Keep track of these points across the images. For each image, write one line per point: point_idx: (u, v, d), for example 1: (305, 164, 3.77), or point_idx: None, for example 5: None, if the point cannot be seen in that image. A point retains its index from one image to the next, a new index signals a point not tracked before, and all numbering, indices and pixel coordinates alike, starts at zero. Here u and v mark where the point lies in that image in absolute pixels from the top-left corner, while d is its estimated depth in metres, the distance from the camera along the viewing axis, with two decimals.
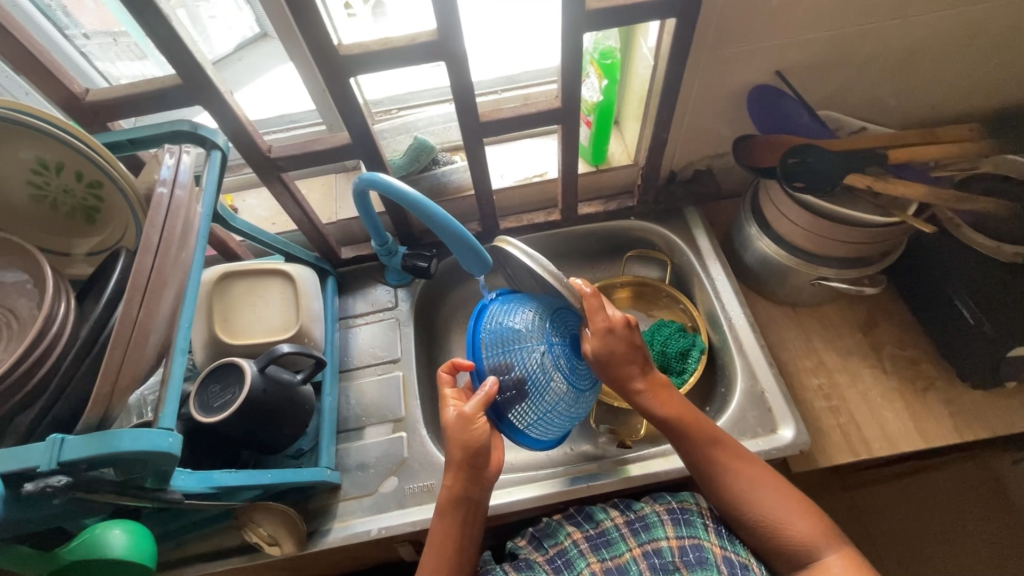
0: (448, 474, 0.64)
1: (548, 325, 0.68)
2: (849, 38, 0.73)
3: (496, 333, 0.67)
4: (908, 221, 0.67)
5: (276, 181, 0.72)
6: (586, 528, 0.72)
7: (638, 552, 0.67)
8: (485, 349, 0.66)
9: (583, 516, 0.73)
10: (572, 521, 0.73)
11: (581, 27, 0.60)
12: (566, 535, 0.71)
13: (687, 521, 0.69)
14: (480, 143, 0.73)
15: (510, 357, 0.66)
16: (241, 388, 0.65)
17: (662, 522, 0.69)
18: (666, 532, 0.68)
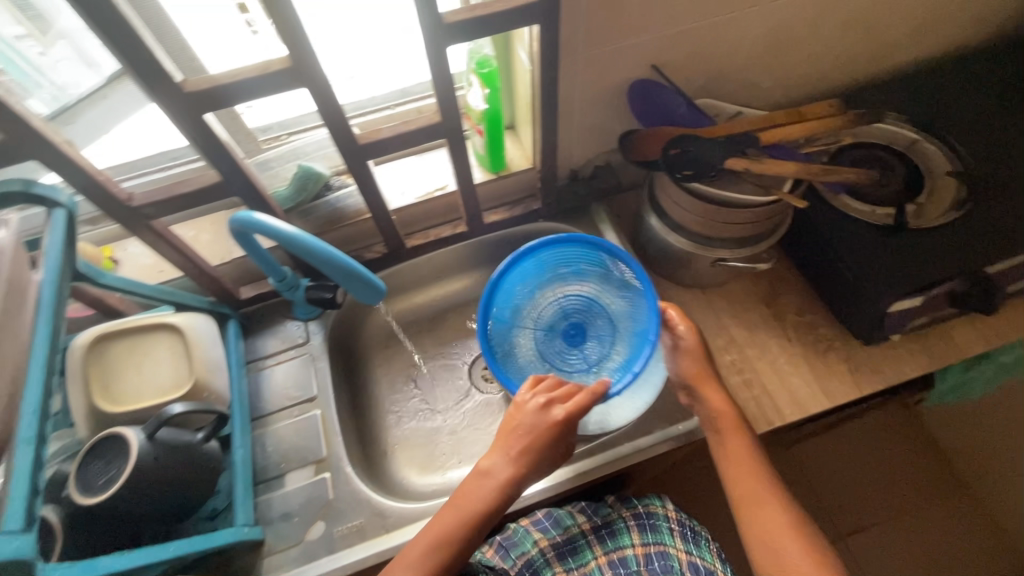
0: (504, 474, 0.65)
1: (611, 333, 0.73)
2: (712, 28, 0.76)
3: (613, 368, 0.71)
4: (784, 198, 0.71)
5: (146, 230, 0.67)
6: (554, 534, 0.71)
7: (604, 561, 0.68)
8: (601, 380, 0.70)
9: (550, 522, 0.72)
10: (539, 526, 0.71)
11: (443, 41, 0.59)
12: (533, 544, 0.70)
13: (653, 526, 0.70)
14: (365, 166, 0.71)
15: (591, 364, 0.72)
16: (127, 461, 0.59)
17: (628, 529, 0.70)
18: (630, 539, 0.69)
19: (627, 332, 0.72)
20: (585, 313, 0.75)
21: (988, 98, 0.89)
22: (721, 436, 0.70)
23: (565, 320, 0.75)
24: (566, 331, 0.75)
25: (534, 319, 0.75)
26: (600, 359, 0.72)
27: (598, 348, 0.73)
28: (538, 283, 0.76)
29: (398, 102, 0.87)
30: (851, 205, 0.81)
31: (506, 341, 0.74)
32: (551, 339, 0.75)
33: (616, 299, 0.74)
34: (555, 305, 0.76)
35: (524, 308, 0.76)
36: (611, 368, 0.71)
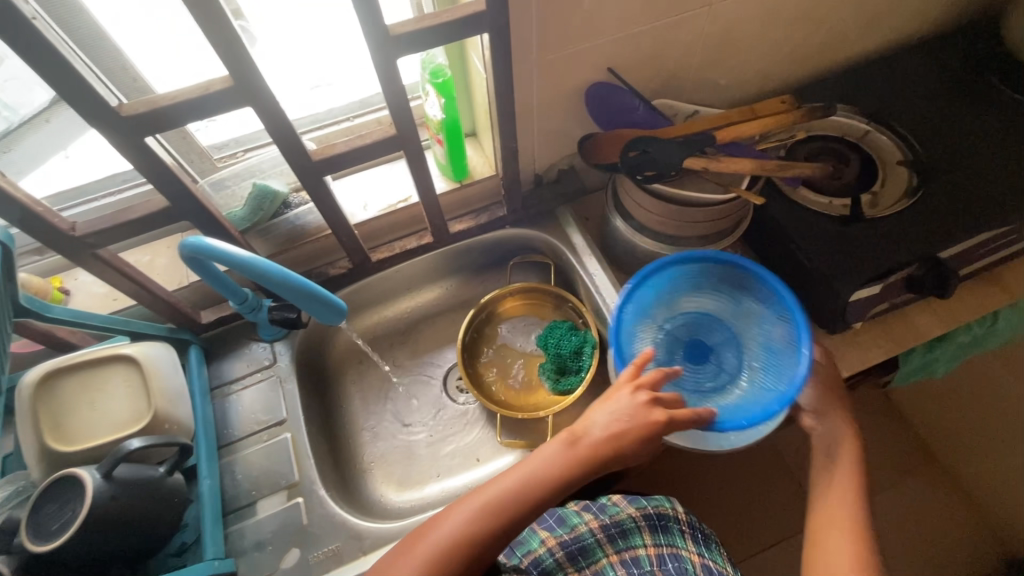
0: (577, 456, 0.61)
1: (766, 365, 0.75)
2: (664, 30, 0.76)
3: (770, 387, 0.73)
4: (742, 195, 0.72)
5: (92, 260, 0.64)
6: (560, 533, 0.71)
7: (615, 560, 0.67)
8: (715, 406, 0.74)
9: (555, 519, 0.73)
10: (544, 526, 0.72)
11: (392, 54, 0.58)
12: (539, 542, 0.70)
13: (664, 528, 0.70)
14: (321, 182, 0.69)
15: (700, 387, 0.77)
16: (81, 502, 0.57)
17: (639, 529, 0.69)
18: (642, 539, 0.68)
19: (748, 389, 0.75)
20: (733, 347, 0.80)
21: (935, 87, 0.91)
22: (832, 466, 0.69)
23: (712, 340, 0.81)
24: (689, 348, 0.80)
25: (662, 324, 0.81)
26: (708, 393, 0.76)
27: (711, 380, 0.77)
28: (704, 293, 0.82)
29: (360, 112, 0.87)
30: (808, 196, 0.84)
31: (637, 325, 0.79)
32: (669, 352, 0.79)
33: (756, 351, 0.77)
34: (721, 329, 0.81)
35: (688, 303, 0.82)
36: (718, 405, 0.74)
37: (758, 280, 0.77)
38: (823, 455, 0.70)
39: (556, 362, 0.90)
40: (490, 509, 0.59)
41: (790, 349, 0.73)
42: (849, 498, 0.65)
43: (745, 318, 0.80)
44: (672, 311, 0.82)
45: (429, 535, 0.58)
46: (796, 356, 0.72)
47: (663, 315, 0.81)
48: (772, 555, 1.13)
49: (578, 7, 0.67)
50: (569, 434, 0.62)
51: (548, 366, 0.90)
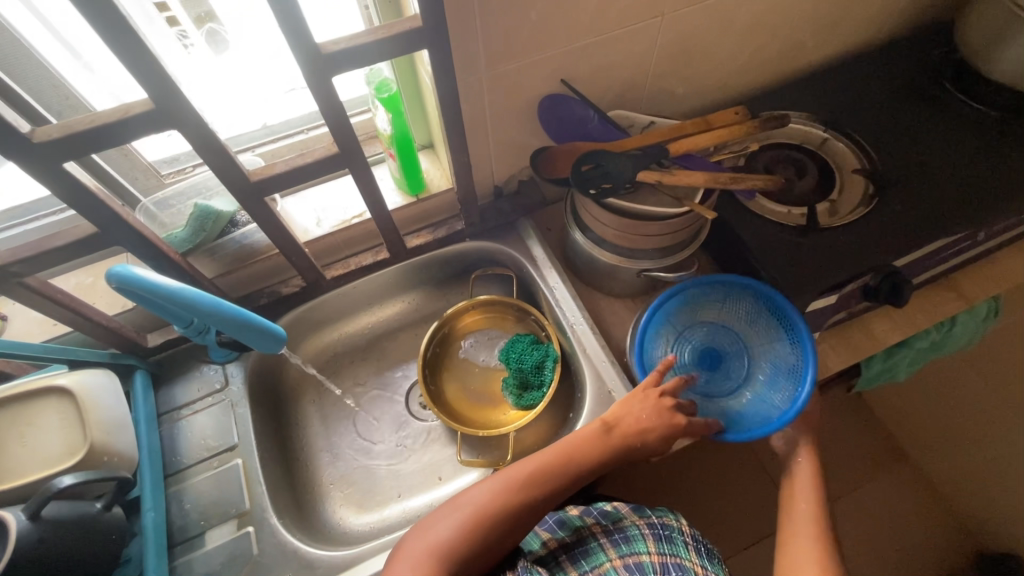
0: (610, 443, 0.68)
1: (771, 378, 0.79)
2: (615, 42, 0.75)
3: (769, 403, 0.77)
4: (695, 209, 0.72)
5: (19, 289, 0.62)
6: (562, 536, 0.73)
7: (618, 563, 0.67)
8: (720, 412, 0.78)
9: (556, 523, 0.75)
10: (547, 529, 0.75)
11: (328, 71, 0.56)
12: (540, 544, 0.73)
13: (668, 538, 0.71)
14: (264, 203, 0.67)
15: (708, 392, 0.81)
16: (4, 547, 0.54)
17: (644, 537, 0.70)
18: (648, 547, 0.69)
19: (754, 400, 0.79)
20: (744, 358, 0.83)
21: (892, 95, 0.91)
22: (794, 485, 0.72)
23: (728, 349, 0.84)
24: (702, 355, 0.84)
25: (680, 328, 0.85)
26: (718, 398, 0.80)
27: (721, 387, 0.81)
28: (725, 307, 0.85)
29: (314, 124, 0.86)
30: (768, 207, 0.83)
31: (659, 326, 0.84)
32: (685, 358, 0.83)
33: (766, 367, 0.81)
34: (735, 341, 0.84)
35: (710, 313, 0.85)
36: (722, 411, 0.78)
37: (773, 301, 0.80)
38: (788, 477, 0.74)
39: (519, 378, 0.89)
40: (525, 477, 0.64)
41: (799, 370, 0.77)
42: (810, 508, 0.68)
43: (758, 333, 0.83)
44: (695, 319, 0.85)
45: (473, 496, 0.63)
46: (799, 380, 0.76)
47: (683, 319, 0.85)
48: (745, 558, 1.13)
49: (524, 20, 0.66)
50: (600, 420, 0.69)
51: (509, 380, 0.89)
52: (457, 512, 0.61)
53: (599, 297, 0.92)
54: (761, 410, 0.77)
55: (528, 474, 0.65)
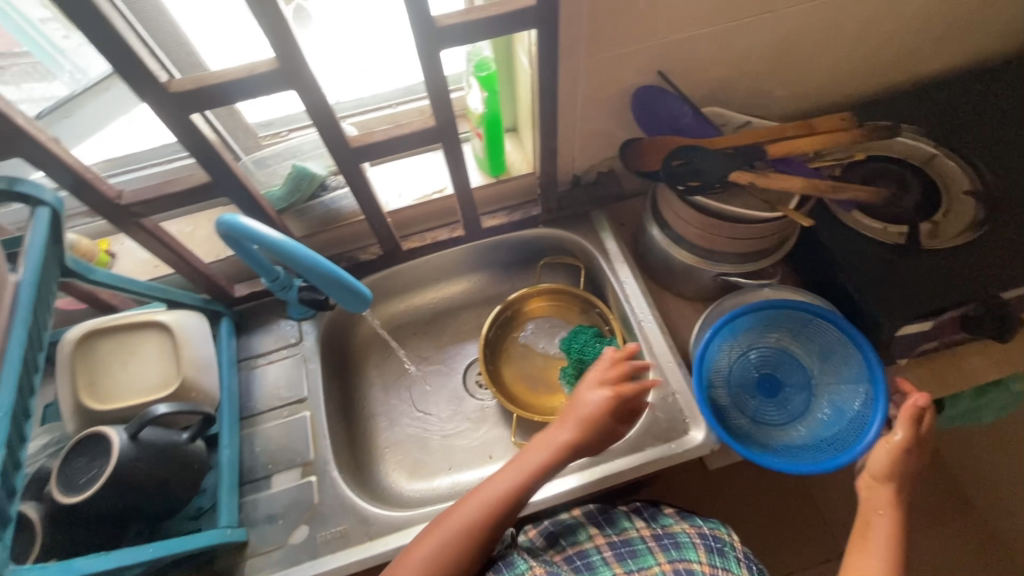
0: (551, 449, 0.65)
1: (829, 418, 0.76)
2: (720, 35, 0.73)
3: (822, 443, 0.74)
4: (789, 215, 0.69)
5: (135, 228, 0.66)
6: (609, 534, 0.72)
7: (668, 568, 0.65)
8: (771, 443, 0.75)
9: (605, 519, 0.74)
10: (594, 522, 0.73)
11: (438, 45, 0.57)
12: (588, 537, 0.71)
13: (719, 551, 0.69)
14: (358, 169, 0.69)
15: (760, 420, 0.78)
16: (108, 461, 0.59)
17: (694, 546, 0.68)
18: (697, 555, 0.67)
19: (807, 436, 0.75)
20: (805, 390, 0.79)
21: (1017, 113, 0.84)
22: (863, 533, 0.62)
23: (789, 378, 0.81)
24: (760, 381, 0.81)
25: (743, 348, 0.82)
26: (769, 427, 0.78)
27: (775, 414, 0.79)
28: (797, 335, 0.81)
29: (403, 100, 0.85)
30: (862, 220, 0.77)
31: (721, 343, 0.81)
32: (742, 379, 0.81)
33: (828, 406, 0.77)
34: (799, 370, 0.81)
35: (776, 337, 0.82)
36: (773, 440, 0.76)
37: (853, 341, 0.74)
38: (858, 531, 0.63)
39: (578, 368, 0.89)
40: (477, 515, 0.61)
41: (862, 416, 0.72)
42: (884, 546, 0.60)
43: (828, 368, 0.78)
44: (760, 341, 0.82)
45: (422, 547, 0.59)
46: (863, 426, 0.71)
47: (747, 338, 0.82)
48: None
49: (632, 6, 0.65)
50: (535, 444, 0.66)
51: (568, 370, 0.89)
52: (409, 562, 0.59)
53: (669, 297, 0.91)
54: (812, 448, 0.74)
55: (479, 507, 0.62)
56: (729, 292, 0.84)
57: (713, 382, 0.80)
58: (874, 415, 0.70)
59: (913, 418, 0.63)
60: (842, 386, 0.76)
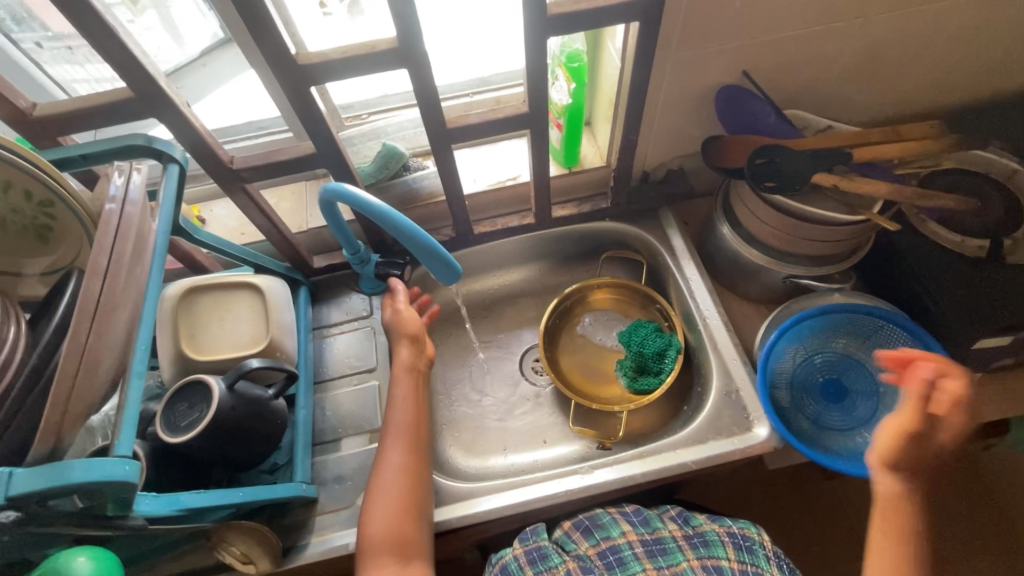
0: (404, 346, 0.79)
1: None
2: (810, 38, 0.74)
3: None
4: (872, 219, 0.69)
5: (239, 193, 0.71)
6: (642, 531, 0.70)
7: (696, 564, 0.65)
8: (837, 447, 0.75)
9: (638, 519, 0.72)
10: (626, 520, 0.72)
11: (545, 32, 0.60)
12: (620, 533, 0.70)
13: (748, 548, 0.67)
14: (448, 150, 0.72)
15: (824, 424, 0.78)
16: (208, 406, 0.63)
17: (723, 543, 0.67)
18: (726, 553, 0.66)
19: (873, 443, 0.75)
20: (871, 398, 0.79)
21: None
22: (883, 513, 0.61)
23: (855, 385, 0.80)
24: (824, 385, 0.81)
25: (806, 351, 0.82)
26: (834, 432, 0.77)
27: (839, 420, 0.78)
28: (865, 342, 0.81)
29: (478, 90, 0.92)
30: (941, 231, 0.76)
31: (786, 345, 0.81)
32: (806, 382, 0.81)
33: (894, 415, 0.76)
34: (865, 378, 0.80)
35: (842, 343, 0.82)
36: (839, 445, 0.76)
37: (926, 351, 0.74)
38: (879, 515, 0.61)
39: (637, 361, 0.89)
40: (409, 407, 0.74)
41: None
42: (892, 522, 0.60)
43: None
44: (825, 345, 0.82)
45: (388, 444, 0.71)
46: None
47: (812, 342, 0.82)
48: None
49: (729, 6, 0.66)
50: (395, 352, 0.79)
51: (627, 363, 0.90)
52: (388, 456, 0.70)
53: (733, 297, 0.91)
54: (880, 454, 0.73)
55: (407, 395, 0.75)
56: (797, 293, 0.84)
57: (777, 384, 0.80)
58: None
59: (927, 396, 0.57)
60: None
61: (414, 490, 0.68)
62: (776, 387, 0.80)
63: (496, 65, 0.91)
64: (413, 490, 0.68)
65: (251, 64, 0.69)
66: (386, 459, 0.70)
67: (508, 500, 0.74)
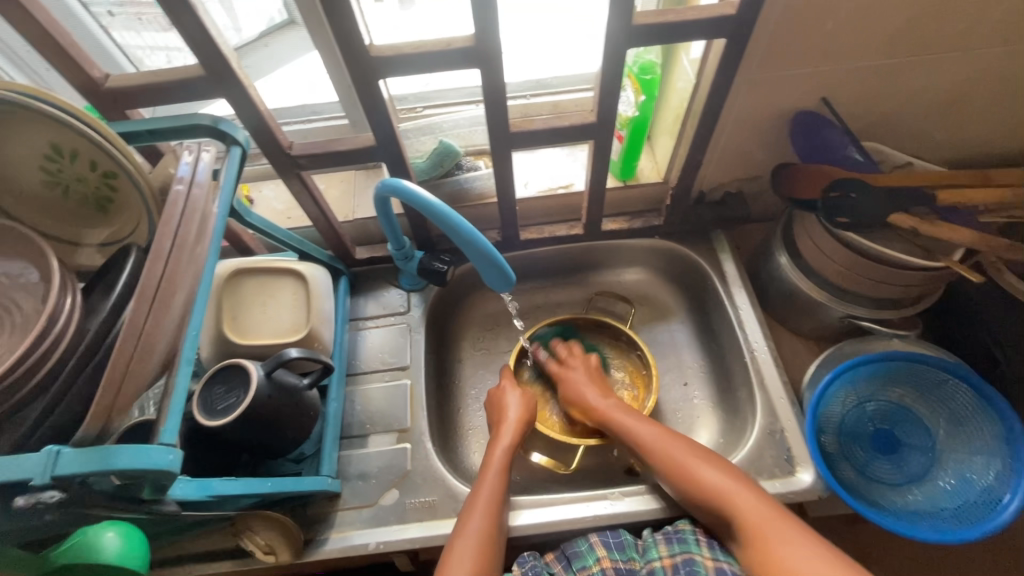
0: (510, 435, 0.75)
1: (953, 487, 0.71)
2: (902, 68, 0.69)
3: (942, 513, 0.69)
4: (954, 267, 0.65)
5: (294, 179, 0.70)
6: (617, 558, 0.66)
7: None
8: (883, 501, 0.71)
9: (615, 542, 0.68)
10: (603, 543, 0.68)
11: (626, 42, 0.57)
12: (595, 560, 0.66)
13: (678, 538, 0.67)
14: (508, 153, 0.70)
15: (871, 476, 0.74)
16: (246, 392, 0.62)
17: (656, 543, 0.67)
18: (658, 552, 0.66)
19: (924, 503, 0.71)
20: (926, 453, 0.75)
21: None
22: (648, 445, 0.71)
23: (907, 437, 0.76)
24: (874, 435, 0.77)
25: (858, 397, 0.78)
26: (882, 485, 0.73)
27: (888, 473, 0.74)
28: (923, 394, 0.76)
29: (534, 92, 0.90)
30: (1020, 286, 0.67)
31: (840, 388, 0.76)
32: (854, 429, 0.77)
33: (952, 475, 0.72)
34: (920, 431, 0.76)
35: (897, 392, 0.77)
36: (885, 500, 0.71)
37: (992, 411, 0.69)
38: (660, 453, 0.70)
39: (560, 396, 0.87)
40: (503, 467, 0.72)
41: (993, 494, 0.67)
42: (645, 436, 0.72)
43: (957, 435, 0.73)
44: (880, 393, 0.78)
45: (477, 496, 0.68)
46: (996, 503, 0.66)
47: (865, 387, 0.77)
48: None
49: (818, 29, 0.63)
50: (500, 421, 0.78)
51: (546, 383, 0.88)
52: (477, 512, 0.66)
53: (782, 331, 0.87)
54: (930, 515, 0.69)
55: (502, 464, 0.72)
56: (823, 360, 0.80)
57: (823, 428, 0.76)
58: (1012, 494, 0.65)
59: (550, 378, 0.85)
60: (974, 455, 0.71)
61: (493, 539, 0.64)
62: (823, 431, 0.76)
63: (557, 69, 0.89)
64: (492, 539, 0.64)
65: (315, 42, 0.70)
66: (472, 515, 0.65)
67: (535, 518, 0.71)
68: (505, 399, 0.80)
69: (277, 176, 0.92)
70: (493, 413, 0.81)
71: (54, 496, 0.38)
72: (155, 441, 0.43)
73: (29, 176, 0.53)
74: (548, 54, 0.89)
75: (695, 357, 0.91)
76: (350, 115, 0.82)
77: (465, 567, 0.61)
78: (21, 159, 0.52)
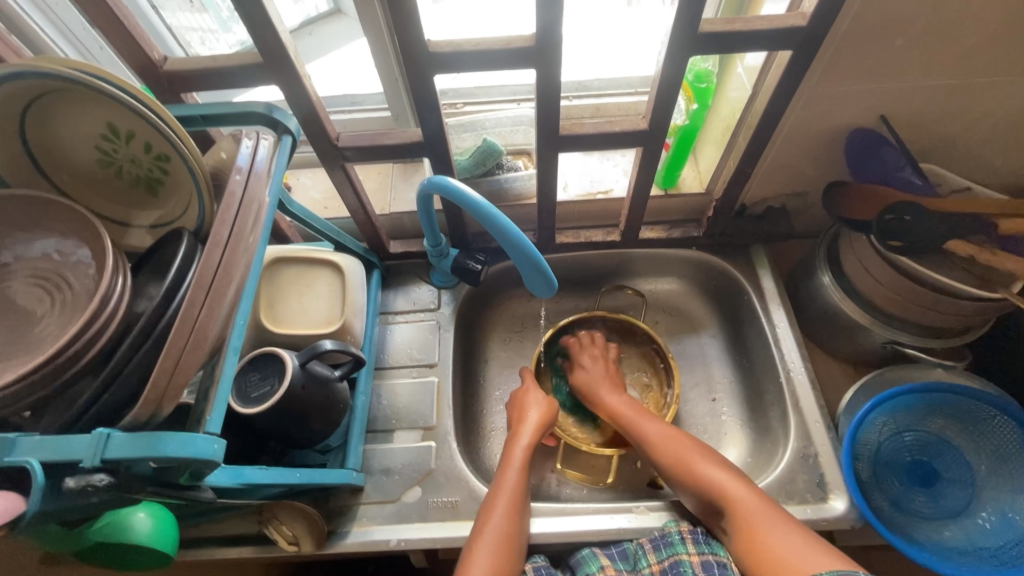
0: (524, 433, 0.74)
1: (994, 526, 0.68)
2: (970, 89, 0.66)
3: (983, 552, 0.66)
4: (1011, 298, 0.62)
5: (338, 170, 0.70)
6: (622, 567, 0.65)
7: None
8: (919, 536, 0.69)
9: (618, 553, 0.67)
10: (607, 554, 0.66)
11: (689, 49, 0.56)
12: (599, 567, 0.64)
13: (665, 542, 0.65)
14: (554, 155, 0.69)
15: (905, 509, 0.72)
16: (280, 381, 0.62)
17: (643, 551, 0.66)
18: (647, 561, 0.64)
19: (961, 540, 0.68)
20: (966, 489, 0.72)
21: None
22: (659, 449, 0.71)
23: (946, 470, 0.74)
24: (910, 466, 0.74)
25: (898, 426, 0.75)
26: (916, 518, 0.71)
27: (923, 506, 0.72)
28: (966, 427, 0.74)
29: (575, 94, 0.89)
30: None
31: (879, 417, 0.74)
32: (891, 459, 0.74)
33: (992, 513, 0.69)
34: (960, 465, 0.73)
35: (939, 424, 0.75)
36: (920, 535, 0.69)
37: None
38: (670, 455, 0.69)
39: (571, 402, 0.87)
40: (522, 465, 0.71)
41: None
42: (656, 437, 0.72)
43: (1000, 473, 0.71)
44: (921, 424, 0.75)
45: (499, 497, 0.66)
46: None
47: (905, 417, 0.75)
48: None
49: (886, 45, 0.60)
50: (519, 421, 0.77)
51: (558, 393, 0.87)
52: (497, 514, 0.64)
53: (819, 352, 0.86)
54: (970, 552, 0.67)
55: (521, 461, 0.71)
56: (859, 391, 0.78)
57: (859, 455, 0.74)
58: None
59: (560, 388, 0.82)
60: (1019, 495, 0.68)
61: (513, 534, 0.63)
62: (859, 459, 0.73)
63: (601, 71, 0.88)
64: (515, 537, 0.63)
65: (365, 31, 0.69)
66: (493, 519, 0.64)
67: (557, 527, 0.70)
68: (526, 400, 0.79)
69: (317, 165, 0.93)
70: (513, 416, 0.79)
71: (104, 480, 0.39)
72: (198, 430, 0.43)
73: (85, 155, 0.53)
74: (595, 56, 0.88)
75: (726, 372, 0.90)
76: (392, 107, 0.82)
77: (487, 560, 0.60)
78: (77, 139, 0.52)
